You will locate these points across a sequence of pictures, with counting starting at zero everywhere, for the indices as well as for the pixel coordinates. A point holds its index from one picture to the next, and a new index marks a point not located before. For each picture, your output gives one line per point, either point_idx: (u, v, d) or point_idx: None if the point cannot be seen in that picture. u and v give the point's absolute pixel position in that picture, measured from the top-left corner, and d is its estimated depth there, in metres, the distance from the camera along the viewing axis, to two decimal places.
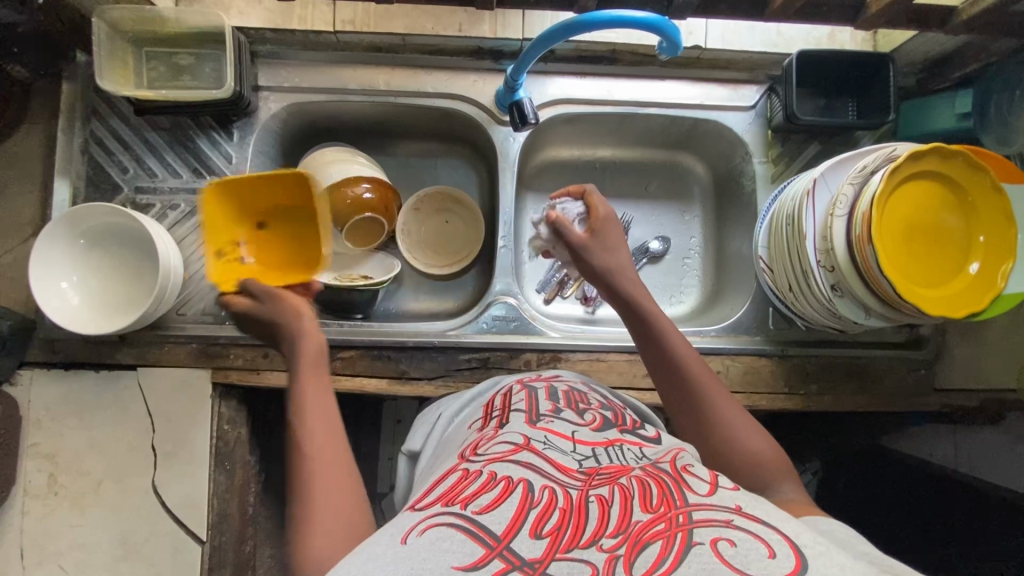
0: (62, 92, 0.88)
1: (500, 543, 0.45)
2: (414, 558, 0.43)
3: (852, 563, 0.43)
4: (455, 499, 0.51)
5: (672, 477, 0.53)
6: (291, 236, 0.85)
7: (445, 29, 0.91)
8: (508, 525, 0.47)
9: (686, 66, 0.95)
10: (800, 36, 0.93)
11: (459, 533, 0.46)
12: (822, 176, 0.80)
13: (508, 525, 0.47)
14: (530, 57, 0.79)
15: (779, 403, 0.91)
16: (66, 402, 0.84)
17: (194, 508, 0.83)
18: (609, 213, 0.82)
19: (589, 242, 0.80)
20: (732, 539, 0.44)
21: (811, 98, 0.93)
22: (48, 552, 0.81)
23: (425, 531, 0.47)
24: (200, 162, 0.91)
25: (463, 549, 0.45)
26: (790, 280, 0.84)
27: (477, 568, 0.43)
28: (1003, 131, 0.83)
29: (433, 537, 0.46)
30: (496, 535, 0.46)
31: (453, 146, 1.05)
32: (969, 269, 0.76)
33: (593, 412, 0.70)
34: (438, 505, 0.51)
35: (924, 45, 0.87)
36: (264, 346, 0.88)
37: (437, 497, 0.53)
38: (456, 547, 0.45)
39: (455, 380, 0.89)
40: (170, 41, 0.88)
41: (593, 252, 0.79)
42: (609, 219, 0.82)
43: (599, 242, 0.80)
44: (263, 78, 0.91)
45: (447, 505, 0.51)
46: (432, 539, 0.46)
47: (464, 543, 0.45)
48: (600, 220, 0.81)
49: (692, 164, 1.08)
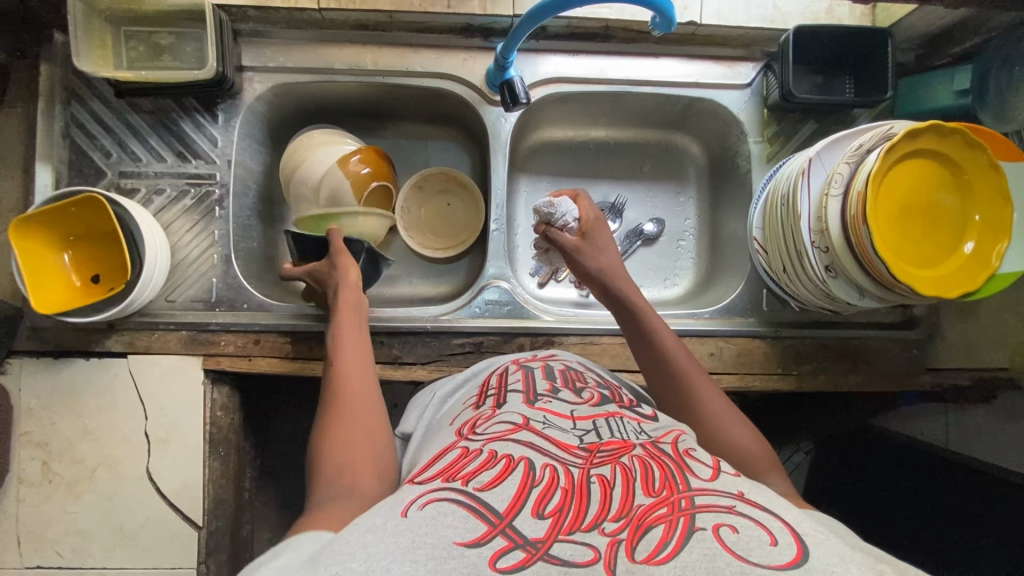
0: (41, 74, 0.85)
1: (502, 521, 0.45)
2: (415, 532, 0.43)
3: (851, 551, 0.43)
4: (455, 475, 0.51)
5: (674, 460, 0.53)
6: (96, 240, 0.85)
7: (433, 5, 0.87)
8: (510, 503, 0.47)
9: (679, 43, 0.92)
10: (797, 11, 0.90)
11: (461, 510, 0.46)
12: (817, 155, 0.79)
13: (511, 502, 0.47)
14: (520, 33, 0.76)
15: (772, 384, 0.91)
16: (57, 390, 0.83)
17: (190, 494, 0.83)
18: (597, 215, 0.85)
19: (581, 243, 0.83)
20: (734, 525, 0.44)
21: (808, 76, 0.91)
22: (44, 538, 0.81)
23: (425, 506, 0.46)
24: (184, 146, 0.89)
25: (465, 525, 0.44)
26: (785, 260, 0.83)
27: (479, 546, 0.42)
28: (1001, 109, 0.81)
29: (434, 513, 0.45)
30: (497, 513, 0.46)
31: (445, 127, 1.03)
32: (964, 249, 0.75)
33: (590, 390, 0.70)
34: (438, 481, 0.51)
35: (924, 19, 0.84)
36: (255, 333, 0.88)
37: (436, 473, 0.53)
38: (458, 523, 0.44)
39: (448, 364, 0.89)
40: (150, 20, 0.85)
41: (594, 251, 0.82)
42: (598, 220, 0.84)
43: (591, 242, 0.83)
44: (246, 57, 0.89)
45: (447, 481, 0.50)
46: (434, 515, 0.45)
47: (467, 519, 0.45)
48: (590, 223, 0.84)
49: (687, 144, 1.06)
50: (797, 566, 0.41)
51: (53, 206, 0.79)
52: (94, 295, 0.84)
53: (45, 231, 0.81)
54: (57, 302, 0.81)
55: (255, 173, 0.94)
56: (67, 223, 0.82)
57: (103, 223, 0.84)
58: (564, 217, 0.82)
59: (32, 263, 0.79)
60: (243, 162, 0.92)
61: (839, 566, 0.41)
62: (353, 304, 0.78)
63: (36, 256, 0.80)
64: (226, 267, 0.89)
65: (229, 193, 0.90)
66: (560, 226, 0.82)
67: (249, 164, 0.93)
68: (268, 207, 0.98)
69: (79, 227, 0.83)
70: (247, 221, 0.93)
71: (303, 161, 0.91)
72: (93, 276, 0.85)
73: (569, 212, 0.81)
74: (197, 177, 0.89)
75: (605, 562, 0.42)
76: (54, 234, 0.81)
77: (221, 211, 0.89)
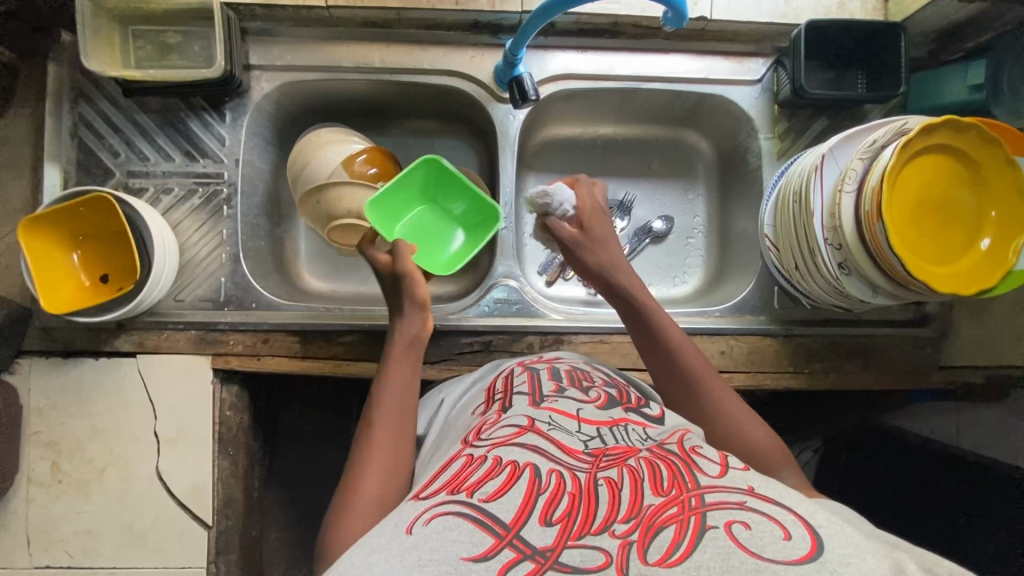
0: (49, 73, 0.86)
1: (509, 532, 0.44)
2: (421, 549, 0.43)
3: (866, 541, 0.43)
4: (459, 487, 0.50)
5: (681, 459, 0.52)
6: (103, 240, 0.84)
7: (442, 3, 0.86)
8: (516, 513, 0.46)
9: (689, 38, 0.92)
10: (808, 6, 0.89)
11: (467, 522, 0.45)
12: (830, 150, 0.78)
13: (518, 512, 0.46)
14: (529, 29, 0.75)
15: (783, 382, 0.91)
16: (67, 390, 0.83)
17: (199, 493, 0.83)
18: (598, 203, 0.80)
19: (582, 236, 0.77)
20: (746, 521, 0.44)
21: (818, 71, 0.89)
22: (54, 539, 0.81)
23: (430, 521, 0.46)
24: (192, 144, 0.89)
25: (471, 538, 0.44)
26: (797, 258, 0.83)
27: (487, 559, 0.42)
28: (1016, 104, 0.82)
29: (439, 528, 0.45)
30: (504, 523, 0.45)
31: (453, 125, 1.03)
32: (979, 245, 0.74)
33: (597, 390, 0.69)
34: (443, 493, 0.50)
35: (938, 13, 0.83)
36: (264, 332, 0.87)
37: (441, 485, 0.52)
38: (464, 537, 0.44)
39: (457, 364, 0.88)
40: (158, 19, 0.85)
41: (592, 246, 0.77)
42: (598, 210, 0.79)
43: (592, 235, 0.77)
44: (254, 56, 0.89)
45: (452, 493, 0.49)
46: (439, 529, 0.45)
47: (473, 533, 0.44)
48: (590, 212, 0.78)
49: (696, 141, 1.06)
50: (811, 560, 0.40)
51: (62, 206, 0.78)
52: (103, 295, 0.83)
53: (52, 231, 0.80)
54: (66, 303, 0.80)
55: (263, 171, 0.94)
56: (73, 222, 0.81)
57: (111, 222, 0.83)
58: (562, 206, 0.77)
59: (41, 262, 0.79)
60: (252, 161, 0.92)
61: (854, 557, 0.40)
62: (408, 341, 0.69)
63: (45, 255, 0.80)
64: (235, 266, 0.89)
65: (237, 192, 0.89)
66: (558, 215, 0.78)
67: (257, 162, 0.93)
68: (276, 206, 0.98)
69: (86, 227, 0.83)
70: (255, 221, 0.92)
71: (313, 158, 0.90)
72: (101, 275, 0.85)
73: (568, 199, 0.77)
74: (205, 176, 0.89)
75: (617, 566, 0.41)
76: (62, 233, 0.81)
77: (230, 211, 0.89)
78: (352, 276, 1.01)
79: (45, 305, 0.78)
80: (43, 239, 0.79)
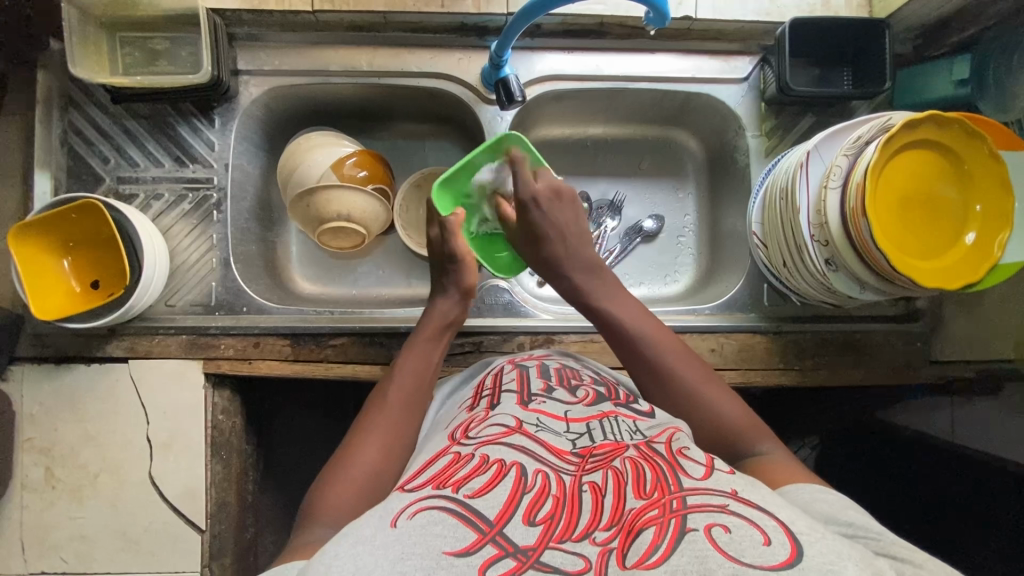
0: (39, 81, 0.86)
1: (493, 529, 0.45)
2: (403, 542, 0.42)
3: (844, 548, 0.43)
4: (446, 482, 0.50)
5: (667, 460, 0.52)
6: (97, 245, 0.85)
7: (427, 6, 0.87)
8: (501, 509, 0.46)
9: (675, 38, 0.92)
10: (792, 4, 0.89)
11: (452, 518, 0.45)
12: (815, 148, 0.78)
13: (502, 509, 0.46)
14: (513, 30, 0.75)
15: (774, 379, 0.91)
16: (59, 395, 0.84)
17: (192, 497, 0.83)
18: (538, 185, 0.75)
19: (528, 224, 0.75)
20: (726, 525, 0.44)
21: (806, 68, 0.90)
22: (48, 544, 0.82)
23: (415, 514, 0.46)
24: (182, 150, 0.89)
25: (455, 533, 0.44)
26: (785, 255, 0.83)
27: (469, 554, 0.42)
28: (1002, 100, 0.81)
29: (423, 522, 0.45)
30: (488, 520, 0.45)
31: (442, 127, 1.03)
32: (964, 239, 0.74)
33: (585, 389, 0.69)
34: (428, 488, 0.50)
35: (922, 10, 0.83)
36: (254, 336, 0.88)
37: (426, 479, 0.52)
38: (448, 532, 0.44)
39: (448, 365, 0.88)
40: (146, 26, 0.86)
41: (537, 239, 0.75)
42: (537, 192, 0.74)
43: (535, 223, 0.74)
44: (242, 61, 0.89)
45: (438, 488, 0.50)
46: (423, 524, 0.45)
47: (456, 528, 0.44)
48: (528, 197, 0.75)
49: (685, 140, 1.06)
50: (790, 566, 0.40)
51: (53, 212, 0.79)
52: (93, 301, 0.84)
53: (42, 238, 0.81)
54: (57, 309, 0.81)
55: (252, 175, 0.94)
56: (64, 229, 0.82)
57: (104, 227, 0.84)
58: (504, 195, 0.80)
59: (31, 267, 0.80)
60: (241, 165, 0.92)
61: (834, 565, 0.40)
62: (443, 324, 0.73)
63: (35, 260, 0.80)
64: (225, 271, 0.89)
65: (227, 197, 0.90)
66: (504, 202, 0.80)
67: (247, 167, 0.93)
68: (267, 210, 0.98)
69: (77, 232, 0.83)
70: (245, 225, 0.92)
71: (302, 162, 0.91)
72: (93, 280, 0.85)
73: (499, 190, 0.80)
74: (195, 181, 0.89)
75: (596, 570, 0.41)
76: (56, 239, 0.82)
77: (219, 215, 0.90)
78: (343, 279, 1.01)
79: (35, 312, 0.78)
80: (38, 243, 0.80)
